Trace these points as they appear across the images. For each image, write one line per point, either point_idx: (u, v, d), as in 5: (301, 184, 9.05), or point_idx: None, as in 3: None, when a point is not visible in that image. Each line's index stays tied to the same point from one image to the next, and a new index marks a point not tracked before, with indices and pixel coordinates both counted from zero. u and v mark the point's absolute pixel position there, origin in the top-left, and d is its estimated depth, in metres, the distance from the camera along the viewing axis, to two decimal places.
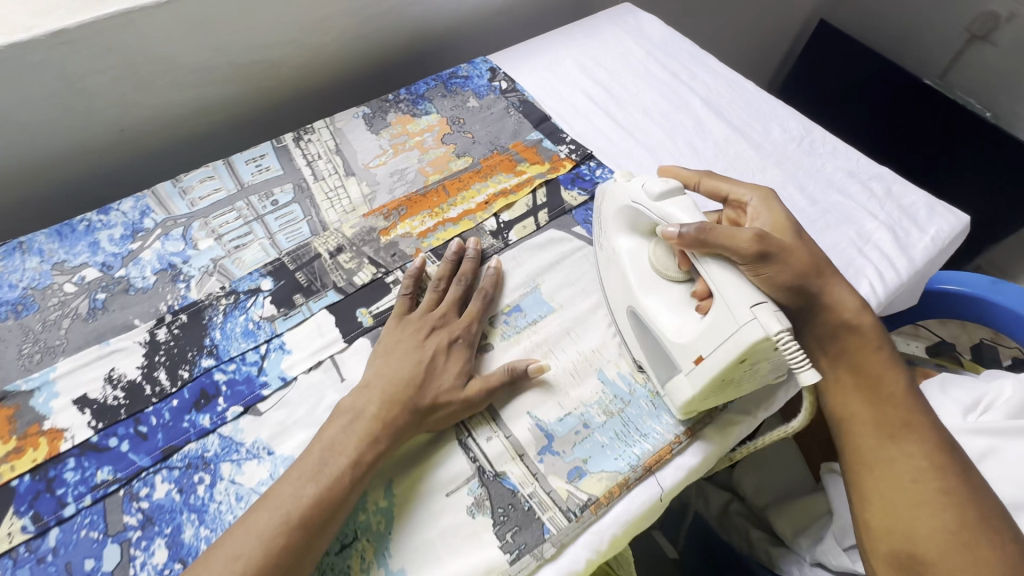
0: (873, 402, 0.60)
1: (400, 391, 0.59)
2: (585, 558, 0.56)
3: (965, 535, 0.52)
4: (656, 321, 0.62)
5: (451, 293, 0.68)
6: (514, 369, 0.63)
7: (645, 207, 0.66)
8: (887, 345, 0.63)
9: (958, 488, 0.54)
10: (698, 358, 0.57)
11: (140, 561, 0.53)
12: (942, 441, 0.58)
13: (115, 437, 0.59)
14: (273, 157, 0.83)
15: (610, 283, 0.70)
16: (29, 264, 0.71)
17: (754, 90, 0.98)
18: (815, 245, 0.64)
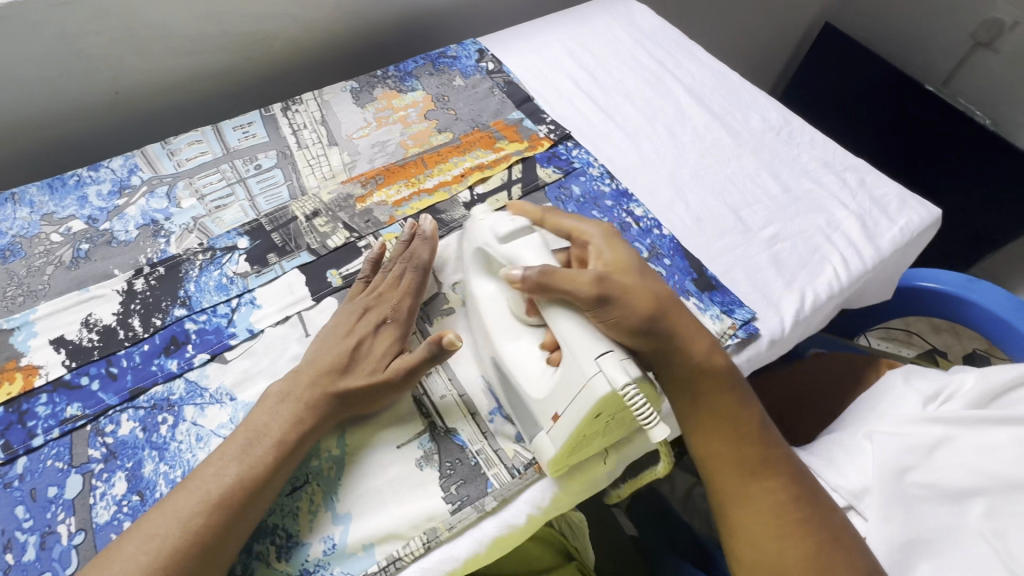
0: (730, 438, 0.58)
1: (320, 373, 0.59)
2: (526, 513, 0.58)
3: (819, 559, 0.52)
4: (512, 367, 0.59)
5: (390, 274, 0.67)
6: (428, 347, 0.60)
7: (492, 245, 0.62)
8: (739, 381, 0.60)
9: (809, 513, 0.54)
10: (556, 417, 0.55)
11: (100, 491, 0.56)
12: (788, 467, 0.57)
13: (86, 376, 0.62)
14: (261, 124, 0.86)
15: (476, 329, 0.66)
16: (19, 214, 0.74)
17: (738, 80, 0.99)
18: (661, 285, 0.60)
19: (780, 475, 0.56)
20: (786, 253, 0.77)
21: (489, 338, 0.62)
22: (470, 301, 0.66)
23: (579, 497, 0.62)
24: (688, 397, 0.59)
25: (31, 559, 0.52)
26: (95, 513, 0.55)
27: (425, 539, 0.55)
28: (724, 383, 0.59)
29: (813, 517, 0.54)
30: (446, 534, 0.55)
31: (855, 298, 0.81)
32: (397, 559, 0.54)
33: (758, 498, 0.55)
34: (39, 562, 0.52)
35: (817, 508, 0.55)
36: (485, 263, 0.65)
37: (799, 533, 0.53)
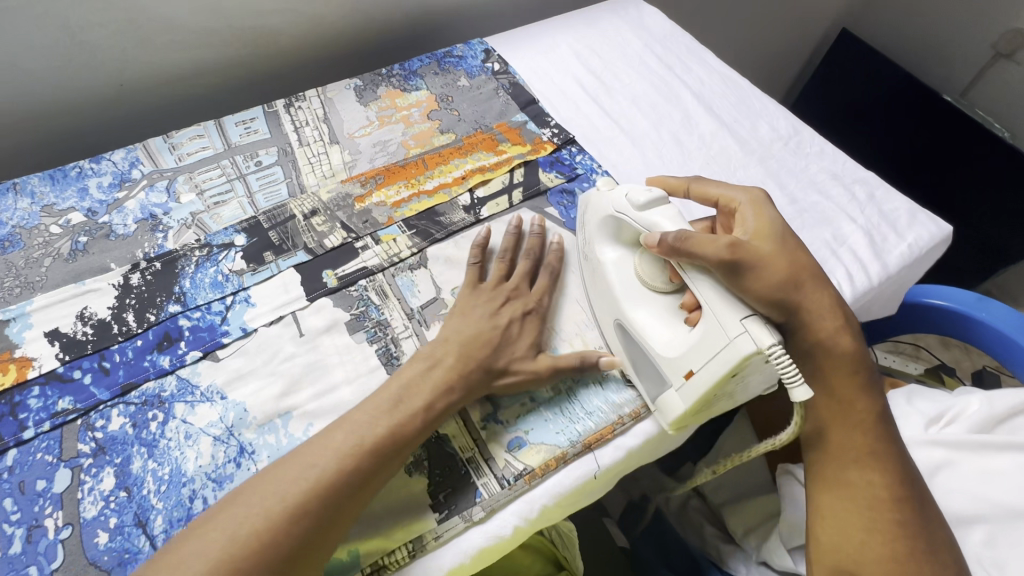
0: (847, 426, 0.61)
1: (476, 349, 0.61)
2: (513, 525, 0.57)
3: (908, 562, 0.56)
4: (640, 328, 0.62)
5: (521, 267, 0.70)
6: (586, 356, 0.64)
7: (626, 211, 0.65)
8: (866, 366, 0.62)
9: (912, 515, 0.58)
10: (687, 374, 0.57)
11: (89, 486, 0.56)
12: (900, 466, 0.60)
13: (79, 370, 0.62)
14: (263, 121, 0.85)
15: (595, 294, 0.69)
16: (20, 204, 0.75)
17: (748, 87, 0.97)
18: (805, 255, 0.61)
19: (889, 472, 0.59)
20: None
21: (614, 300, 0.65)
22: (592, 265, 0.69)
23: (569, 509, 0.61)
24: (816, 373, 0.61)
25: (17, 553, 0.53)
26: (83, 508, 0.55)
27: (410, 548, 0.54)
28: (854, 365, 0.61)
29: (913, 520, 0.58)
30: (432, 543, 0.55)
31: (860, 314, 0.79)
32: (379, 567, 0.54)
33: (860, 491, 0.59)
34: (25, 556, 0.52)
35: (920, 513, 0.59)
36: (612, 230, 0.68)
37: (892, 532, 0.57)
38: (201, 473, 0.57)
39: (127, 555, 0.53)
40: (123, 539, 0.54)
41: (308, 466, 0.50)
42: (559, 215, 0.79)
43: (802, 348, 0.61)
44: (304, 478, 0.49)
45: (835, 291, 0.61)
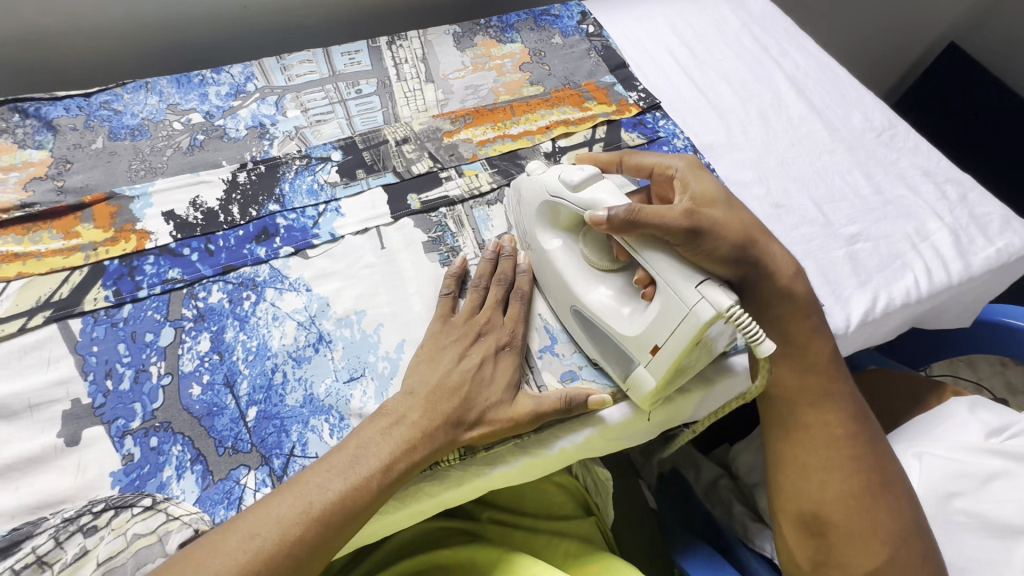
0: (802, 372, 0.64)
1: (445, 399, 0.56)
2: (559, 446, 0.60)
3: (864, 496, 0.60)
4: (598, 309, 0.60)
5: (492, 295, 0.65)
6: (570, 397, 0.59)
7: (560, 194, 0.62)
8: (816, 314, 0.65)
9: (865, 453, 0.62)
10: (653, 348, 0.56)
11: (188, 345, 0.63)
12: (849, 407, 0.64)
13: (188, 248, 0.69)
14: (366, 54, 0.91)
15: (546, 282, 0.67)
16: (150, 101, 0.83)
17: (845, 76, 0.95)
18: (752, 225, 0.60)
19: (841, 414, 0.63)
20: (866, 253, 0.75)
21: (568, 285, 0.63)
22: (538, 254, 0.67)
23: (611, 445, 0.64)
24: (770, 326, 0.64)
25: (125, 389, 0.60)
26: (182, 362, 0.62)
27: (460, 452, 0.58)
28: (801, 318, 0.63)
29: (866, 457, 0.62)
30: (482, 450, 0.59)
31: (932, 315, 0.77)
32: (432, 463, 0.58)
33: (816, 434, 0.63)
34: (132, 393, 0.60)
35: (872, 450, 0.62)
36: (548, 216, 0.66)
37: (847, 471, 0.61)
38: (285, 350, 0.63)
39: (215, 408, 0.59)
40: (213, 394, 0.60)
41: (250, 536, 0.47)
42: None
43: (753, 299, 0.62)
44: (243, 550, 0.46)
45: (783, 246, 0.62)
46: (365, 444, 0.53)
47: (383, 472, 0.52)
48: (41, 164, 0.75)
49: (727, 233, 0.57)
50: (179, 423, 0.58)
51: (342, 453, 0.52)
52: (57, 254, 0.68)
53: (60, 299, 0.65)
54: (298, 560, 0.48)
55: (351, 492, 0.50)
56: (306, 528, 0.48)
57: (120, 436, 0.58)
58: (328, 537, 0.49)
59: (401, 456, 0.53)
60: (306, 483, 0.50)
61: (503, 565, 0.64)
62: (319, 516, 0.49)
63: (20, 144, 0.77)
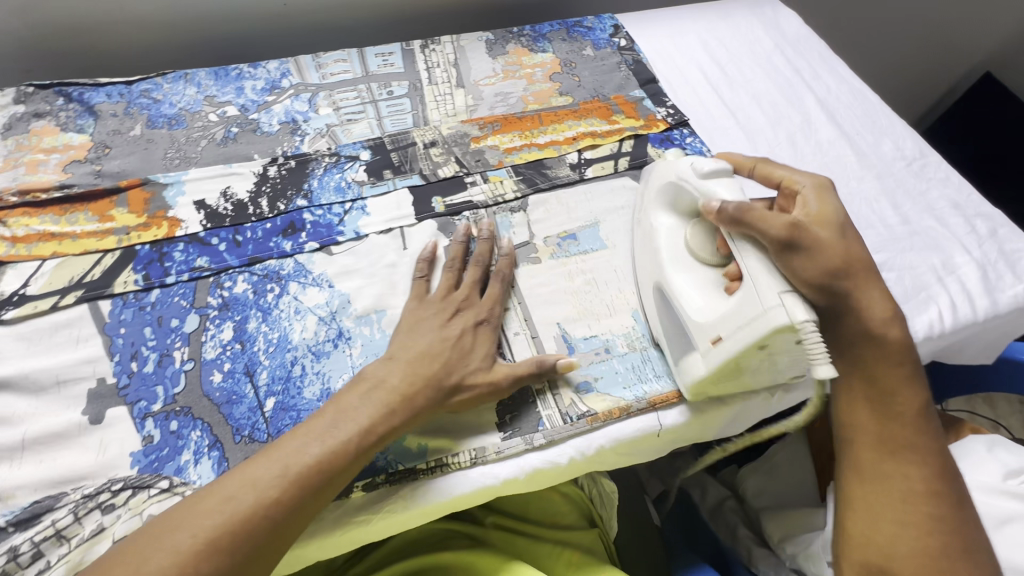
0: (884, 419, 0.60)
1: (425, 364, 0.58)
2: (569, 456, 0.61)
3: (940, 559, 0.56)
4: (677, 291, 0.62)
5: (469, 275, 0.67)
6: (542, 362, 0.62)
7: (689, 181, 0.65)
8: (908, 361, 0.61)
9: (949, 514, 0.57)
10: (714, 339, 0.58)
11: (211, 333, 0.64)
12: (939, 463, 0.59)
13: (217, 238, 0.71)
14: (399, 56, 0.92)
15: (641, 259, 0.69)
16: (187, 91, 0.85)
17: (878, 103, 0.94)
18: (859, 259, 0.59)
19: (929, 470, 0.59)
20: (889, 283, 0.74)
21: (660, 261, 0.65)
22: (643, 232, 0.70)
23: (620, 460, 0.64)
24: (862, 369, 0.61)
25: (149, 372, 0.62)
26: (205, 349, 0.63)
27: (471, 456, 0.59)
28: (893, 365, 0.60)
29: (948, 518, 0.57)
30: (493, 455, 0.59)
31: (953, 350, 0.76)
32: (442, 463, 0.59)
33: (893, 487, 0.58)
34: (154, 376, 0.61)
35: (956, 513, 0.58)
36: (669, 198, 0.68)
37: (925, 528, 0.57)
38: (305, 344, 0.64)
39: (234, 397, 0.61)
40: (233, 382, 0.61)
41: (226, 498, 0.48)
42: None
43: (851, 340, 0.60)
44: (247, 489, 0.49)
45: (885, 287, 0.60)
46: (344, 409, 0.54)
47: (363, 434, 0.53)
48: (80, 148, 0.78)
49: (826, 266, 0.56)
50: (199, 409, 0.60)
51: (320, 419, 0.54)
52: (91, 236, 0.70)
53: (91, 280, 0.66)
54: (274, 523, 0.49)
55: (330, 458, 0.52)
56: (282, 491, 0.49)
57: (142, 417, 0.59)
58: (304, 503, 0.50)
59: (379, 420, 0.54)
60: (283, 447, 0.52)
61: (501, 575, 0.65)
62: (295, 478, 0.50)
63: (63, 127, 0.79)
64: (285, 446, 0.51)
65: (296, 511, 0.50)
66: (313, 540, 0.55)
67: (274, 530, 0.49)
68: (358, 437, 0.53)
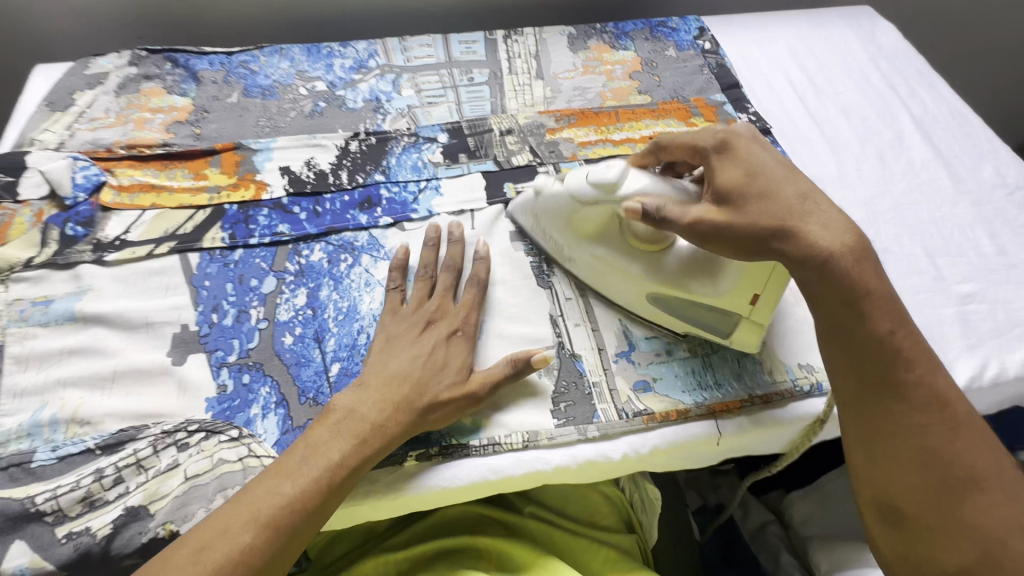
0: (868, 372, 0.50)
1: (394, 388, 0.57)
2: (623, 453, 0.60)
3: (943, 492, 0.49)
4: (674, 288, 0.61)
5: (443, 283, 0.65)
6: (514, 363, 0.59)
7: (592, 197, 0.62)
8: (869, 281, 0.51)
9: (955, 446, 0.49)
10: (752, 298, 0.59)
11: (286, 297, 0.67)
12: (929, 391, 0.50)
13: (298, 207, 0.74)
14: (482, 45, 0.94)
15: (592, 277, 0.68)
16: (282, 65, 0.90)
17: (980, 126, 0.88)
18: (788, 202, 0.52)
19: (923, 402, 0.50)
20: (979, 316, 0.69)
21: (633, 279, 0.64)
22: (582, 261, 0.67)
23: (671, 462, 0.62)
24: (819, 303, 0.52)
25: (228, 325, 0.65)
26: (280, 311, 0.66)
27: (524, 440, 0.59)
28: (855, 295, 0.50)
29: (947, 447, 0.49)
30: (546, 442, 0.59)
31: None
32: (494, 443, 0.59)
33: (882, 425, 0.50)
34: (232, 330, 0.65)
35: (954, 443, 0.49)
36: (566, 215, 0.66)
37: (927, 462, 0.49)
38: (372, 314, 0.66)
39: (303, 360, 0.63)
40: (303, 346, 0.64)
41: (200, 550, 0.49)
42: None
43: (806, 276, 0.51)
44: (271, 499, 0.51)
45: (821, 213, 0.52)
46: (314, 444, 0.54)
47: (333, 470, 0.53)
48: (183, 110, 0.83)
49: (751, 231, 0.52)
50: (271, 366, 0.63)
51: (288, 458, 0.54)
52: (185, 192, 0.74)
53: (183, 233, 0.71)
54: (252, 568, 0.49)
55: (304, 496, 0.52)
56: (256, 535, 0.50)
57: (218, 366, 0.62)
58: (282, 543, 0.51)
59: (350, 453, 0.54)
60: (253, 493, 0.52)
61: (537, 568, 0.64)
62: (266, 521, 0.50)
63: (168, 90, 0.85)
64: (252, 492, 0.51)
65: (272, 554, 0.50)
66: (366, 501, 0.57)
67: (306, 522, 0.52)
68: (329, 473, 0.53)
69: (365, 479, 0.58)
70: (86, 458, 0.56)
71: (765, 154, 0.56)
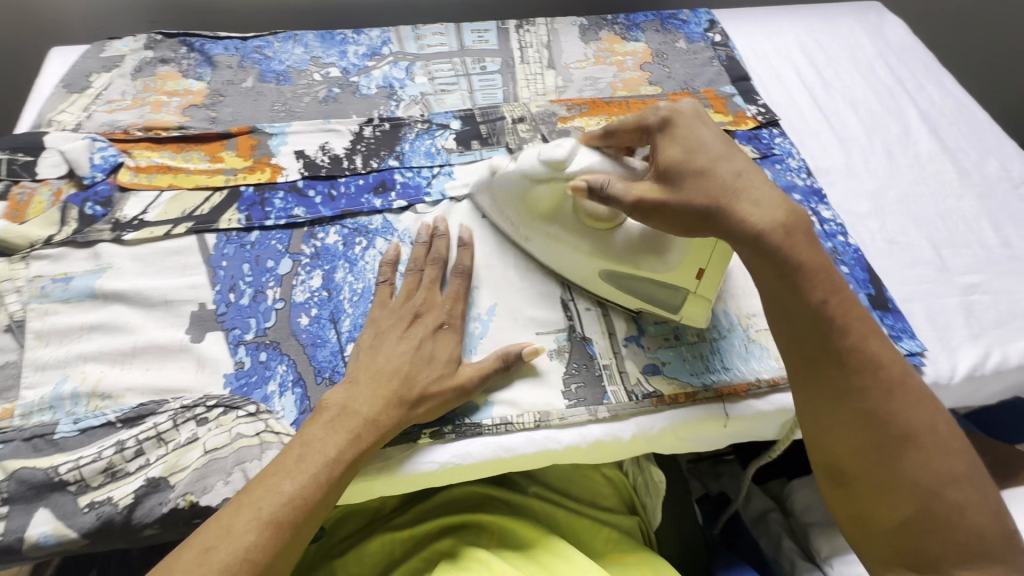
0: (804, 341, 0.54)
1: (384, 383, 0.58)
2: (631, 434, 0.61)
3: (883, 451, 0.52)
4: (622, 265, 0.64)
5: (430, 275, 0.66)
6: (506, 355, 0.61)
7: (543, 175, 0.64)
8: (804, 250, 0.53)
9: (890, 405, 0.52)
10: (698, 272, 0.62)
11: (302, 278, 0.68)
12: (864, 357, 0.53)
13: (313, 190, 0.75)
14: (494, 34, 0.94)
15: (558, 265, 0.68)
16: (296, 51, 0.90)
17: (987, 121, 0.89)
18: (722, 180, 0.54)
19: (859, 368, 0.53)
20: (983, 306, 0.70)
21: (585, 259, 0.65)
22: (539, 241, 0.68)
23: (679, 445, 0.63)
24: (763, 280, 0.55)
25: (245, 305, 0.66)
26: (295, 292, 0.67)
27: (536, 419, 0.61)
28: (790, 268, 0.53)
29: (885, 409, 0.52)
30: (557, 422, 0.61)
31: None
32: (507, 422, 0.61)
33: (822, 394, 0.54)
34: (250, 309, 0.66)
35: (889, 403, 0.52)
36: (518, 198, 0.67)
37: (865, 423, 0.52)
38: None
39: (319, 339, 0.64)
40: (319, 326, 0.65)
41: (205, 550, 0.49)
42: None
43: (748, 250, 0.54)
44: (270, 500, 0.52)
45: (754, 190, 0.55)
46: (309, 441, 0.55)
47: (331, 465, 0.54)
48: (198, 94, 0.84)
49: (689, 207, 0.54)
50: (287, 345, 0.64)
51: (285, 456, 0.54)
52: (202, 174, 0.75)
53: (200, 214, 0.72)
54: (261, 565, 0.50)
55: (305, 492, 0.52)
56: (259, 534, 0.50)
57: (236, 344, 0.64)
58: (287, 539, 0.51)
59: (347, 448, 0.55)
60: (253, 492, 0.52)
61: (541, 546, 0.66)
62: (269, 519, 0.51)
63: (184, 73, 0.86)
64: (252, 493, 0.52)
65: (280, 549, 0.51)
66: (380, 477, 0.58)
67: (311, 517, 0.53)
68: (327, 468, 0.54)
69: (380, 455, 0.59)
70: (107, 431, 0.57)
71: (703, 130, 0.58)
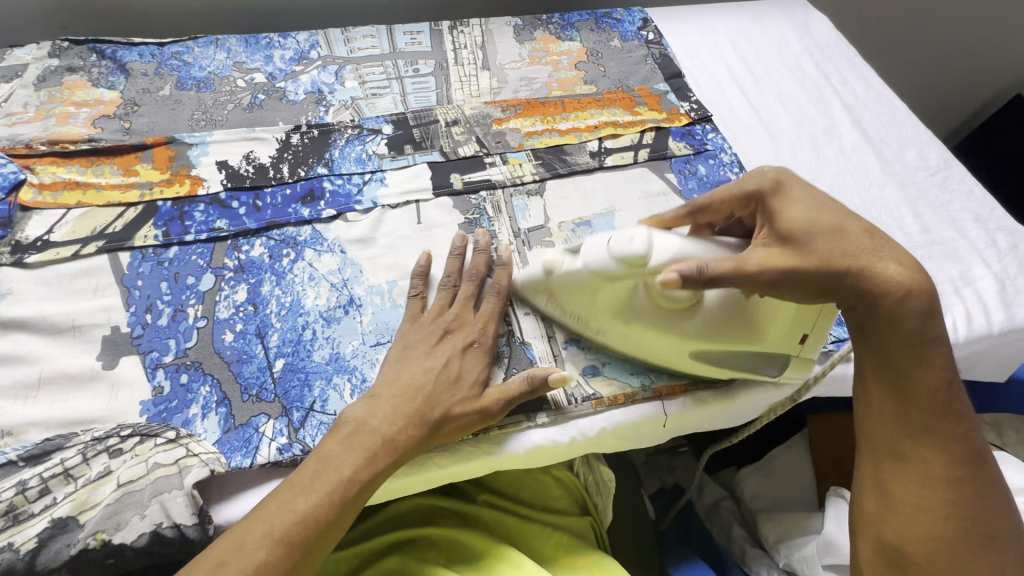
0: (908, 405, 0.53)
1: (407, 400, 0.56)
2: (571, 437, 0.61)
3: (954, 540, 0.52)
4: (726, 342, 0.59)
5: (463, 290, 0.63)
6: (533, 379, 0.58)
7: (616, 271, 0.58)
8: (935, 327, 0.52)
9: (967, 497, 0.52)
10: (801, 338, 0.60)
11: (226, 293, 0.65)
12: (967, 445, 0.53)
13: (237, 201, 0.72)
14: (427, 35, 0.93)
15: (637, 345, 0.62)
16: (217, 57, 0.87)
17: (905, 112, 0.93)
18: (855, 239, 0.52)
19: (957, 450, 0.53)
20: None
21: (675, 339, 0.59)
22: (611, 327, 0.62)
23: (620, 444, 0.64)
24: (877, 344, 0.54)
25: (163, 325, 0.62)
26: (218, 308, 0.64)
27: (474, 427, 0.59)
28: (914, 340, 0.52)
29: (965, 499, 0.52)
30: (495, 431, 0.59)
31: (966, 365, 0.74)
32: None
33: (912, 470, 0.53)
34: (168, 330, 0.62)
35: (981, 499, 0.52)
36: (586, 292, 0.61)
37: (946, 508, 0.52)
38: (317, 310, 0.65)
39: (245, 356, 0.61)
40: (244, 342, 0.62)
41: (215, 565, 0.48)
42: (678, 183, 0.79)
43: (874, 310, 0.53)
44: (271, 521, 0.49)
45: (891, 259, 0.53)
46: (327, 458, 0.53)
47: (347, 484, 0.52)
48: (110, 104, 0.79)
49: (821, 272, 0.51)
50: (210, 364, 0.60)
51: (301, 472, 0.52)
52: (115, 189, 0.71)
53: (113, 232, 0.67)
54: None
55: (318, 511, 0.50)
56: (270, 552, 0.48)
57: (153, 367, 0.60)
58: (297, 558, 0.49)
59: (364, 466, 0.53)
60: (267, 507, 0.50)
61: (488, 556, 0.65)
62: (281, 537, 0.49)
63: (94, 82, 0.81)
64: (266, 507, 0.50)
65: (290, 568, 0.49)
66: None
67: (318, 539, 0.50)
68: (343, 487, 0.52)
69: None
70: (7, 471, 0.53)
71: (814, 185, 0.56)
